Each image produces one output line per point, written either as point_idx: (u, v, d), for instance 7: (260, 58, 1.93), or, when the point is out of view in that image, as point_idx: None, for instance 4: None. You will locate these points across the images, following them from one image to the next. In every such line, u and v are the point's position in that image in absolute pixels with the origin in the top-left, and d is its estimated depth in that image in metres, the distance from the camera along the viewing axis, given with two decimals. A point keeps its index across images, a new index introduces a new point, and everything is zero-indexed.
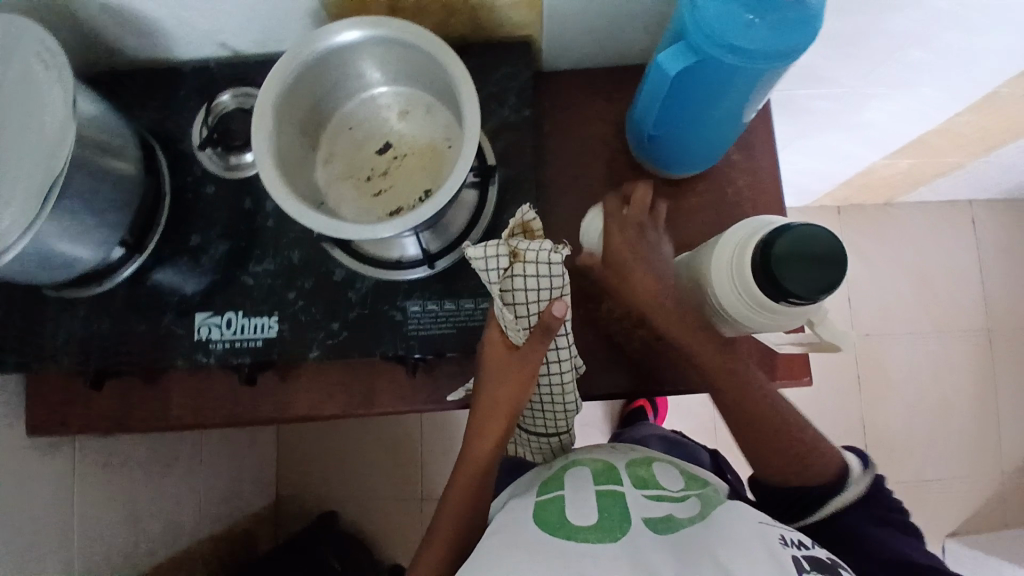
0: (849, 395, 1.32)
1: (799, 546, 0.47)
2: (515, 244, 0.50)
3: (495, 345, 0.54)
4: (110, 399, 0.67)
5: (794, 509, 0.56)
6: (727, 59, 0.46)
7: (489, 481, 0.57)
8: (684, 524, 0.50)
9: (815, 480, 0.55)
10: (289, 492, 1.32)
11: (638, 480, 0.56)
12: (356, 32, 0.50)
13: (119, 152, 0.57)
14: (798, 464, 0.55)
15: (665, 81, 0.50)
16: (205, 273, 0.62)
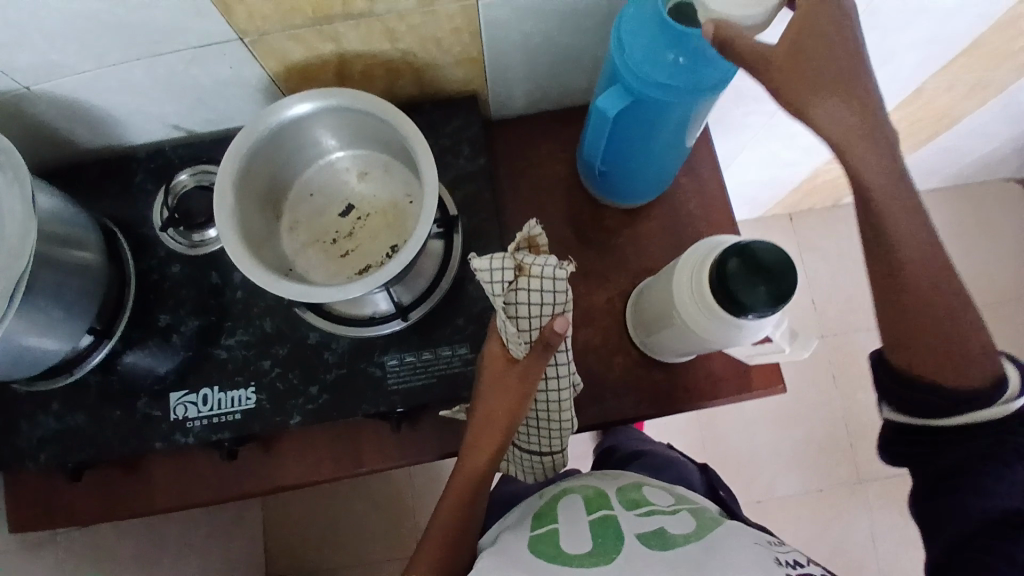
0: (827, 393, 1.35)
1: (794, 565, 0.47)
2: (521, 259, 0.52)
3: (493, 357, 0.54)
4: (87, 494, 0.65)
5: (926, 408, 0.46)
6: (657, 95, 0.50)
7: (477, 505, 0.58)
8: (677, 540, 0.51)
9: (964, 375, 0.44)
10: (282, 568, 1.27)
11: (630, 504, 0.58)
12: (309, 104, 0.52)
13: (78, 241, 0.57)
14: (955, 356, 0.44)
15: (606, 119, 0.53)
16: (177, 352, 0.62)
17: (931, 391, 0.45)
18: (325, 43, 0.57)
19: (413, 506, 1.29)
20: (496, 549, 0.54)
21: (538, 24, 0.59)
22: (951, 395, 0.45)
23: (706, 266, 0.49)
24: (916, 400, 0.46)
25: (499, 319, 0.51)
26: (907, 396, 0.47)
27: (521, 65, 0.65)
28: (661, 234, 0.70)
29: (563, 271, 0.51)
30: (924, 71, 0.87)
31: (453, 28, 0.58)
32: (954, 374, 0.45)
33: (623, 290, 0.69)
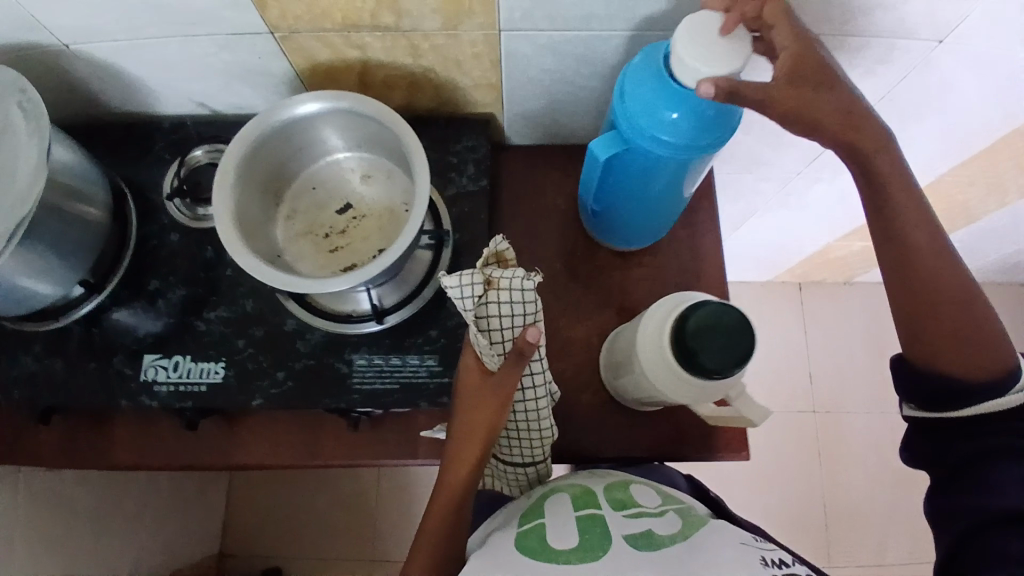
0: (809, 469, 1.32)
1: (778, 565, 0.48)
2: (490, 272, 0.54)
3: (469, 369, 0.54)
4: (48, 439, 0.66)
5: (943, 400, 0.51)
6: (648, 147, 0.51)
7: (464, 515, 0.55)
8: (664, 542, 0.51)
9: (973, 368, 0.50)
10: (236, 547, 1.28)
11: (618, 502, 0.56)
12: (321, 104, 0.55)
13: (87, 197, 0.60)
14: (968, 349, 0.50)
15: (597, 161, 0.54)
16: (161, 317, 0.64)
17: (949, 382, 0.51)
18: (350, 49, 0.60)
19: (375, 509, 1.29)
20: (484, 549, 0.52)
21: (555, 62, 0.61)
22: (969, 387, 0.50)
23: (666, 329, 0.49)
24: (933, 391, 0.51)
25: (470, 333, 0.53)
26: (924, 389, 0.52)
27: (536, 97, 0.66)
28: (651, 280, 0.71)
29: (531, 282, 0.53)
30: (942, 163, 0.86)
31: (474, 53, 0.60)
32: (971, 366, 0.50)
33: (604, 330, 0.69)
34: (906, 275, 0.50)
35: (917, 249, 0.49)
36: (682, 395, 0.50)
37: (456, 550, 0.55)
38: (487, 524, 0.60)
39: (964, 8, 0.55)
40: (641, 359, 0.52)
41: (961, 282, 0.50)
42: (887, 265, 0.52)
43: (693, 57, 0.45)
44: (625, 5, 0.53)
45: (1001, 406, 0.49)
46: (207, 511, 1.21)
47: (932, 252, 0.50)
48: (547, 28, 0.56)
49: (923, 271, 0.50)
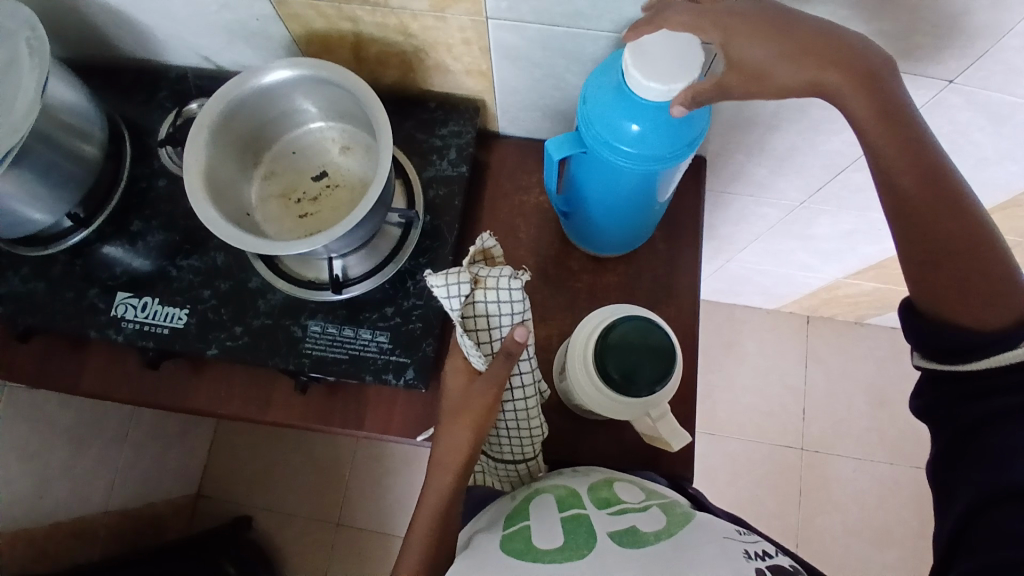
0: (785, 506, 1.29)
1: (762, 559, 0.45)
2: (476, 271, 0.53)
3: (458, 371, 0.56)
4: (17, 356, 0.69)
5: (952, 351, 0.46)
6: (602, 152, 0.51)
7: (446, 523, 0.54)
8: (650, 538, 0.47)
9: (974, 319, 0.45)
10: (211, 489, 1.33)
11: (601, 501, 0.53)
12: (304, 71, 0.57)
13: (86, 134, 0.63)
14: (973, 294, 0.45)
15: (553, 161, 0.54)
16: (140, 257, 0.67)
17: (954, 332, 0.46)
18: (344, 21, 0.61)
19: (347, 474, 1.32)
20: (469, 553, 0.50)
21: (544, 57, 0.60)
22: (976, 336, 0.45)
23: (589, 353, 0.54)
24: (938, 342, 0.47)
25: (457, 333, 0.53)
26: (930, 337, 0.47)
27: (527, 91, 0.66)
28: (619, 289, 0.69)
29: (519, 284, 0.52)
30: None
31: (463, 39, 0.60)
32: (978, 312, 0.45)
33: (563, 333, 0.67)
34: (908, 214, 0.46)
35: (907, 195, 0.46)
36: (617, 413, 0.53)
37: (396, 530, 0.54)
38: (473, 521, 0.58)
39: (973, 50, 0.52)
40: (575, 388, 0.55)
41: (966, 229, 0.46)
42: (887, 208, 0.48)
43: (647, 77, 0.45)
44: (611, 7, 0.52)
45: (1010, 359, 0.43)
46: (187, 450, 1.27)
47: (931, 196, 0.46)
48: (534, 21, 0.55)
49: (922, 213, 0.46)
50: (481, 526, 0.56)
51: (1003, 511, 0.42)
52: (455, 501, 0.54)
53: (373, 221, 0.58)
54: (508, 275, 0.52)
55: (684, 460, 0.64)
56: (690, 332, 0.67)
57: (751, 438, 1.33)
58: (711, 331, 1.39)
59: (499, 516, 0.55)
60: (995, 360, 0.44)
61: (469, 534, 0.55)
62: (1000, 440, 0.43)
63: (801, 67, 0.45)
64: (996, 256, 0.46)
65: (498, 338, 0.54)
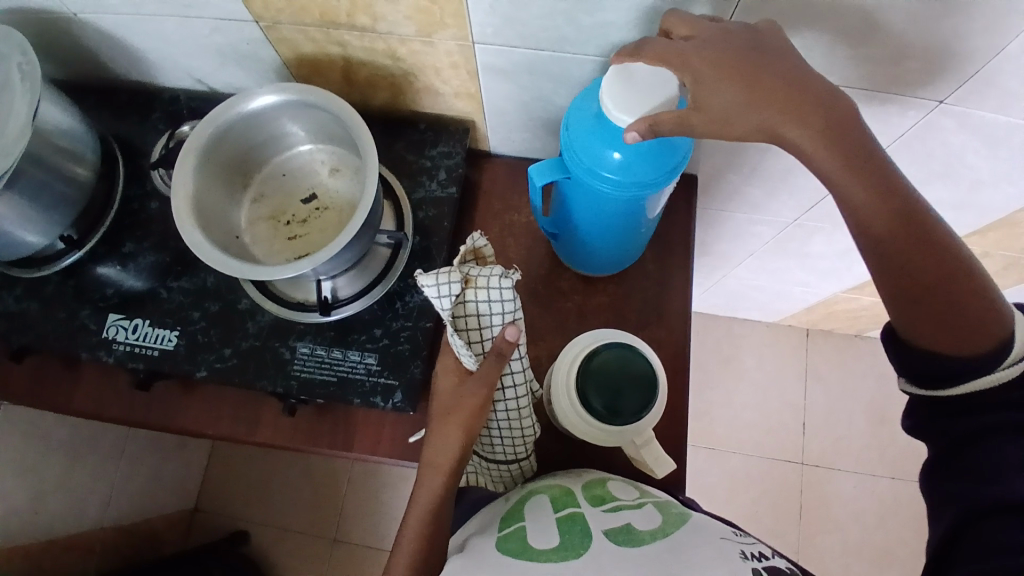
0: (786, 522, 1.27)
1: (759, 559, 0.44)
2: (467, 270, 0.52)
3: (449, 372, 0.56)
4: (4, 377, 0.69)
5: (937, 375, 0.44)
6: (584, 177, 0.51)
7: (434, 549, 0.53)
8: (645, 537, 0.47)
9: (955, 346, 0.43)
10: (207, 504, 1.32)
11: (595, 499, 0.53)
12: (292, 95, 0.58)
13: (79, 156, 0.64)
14: (957, 324, 0.43)
15: (536, 186, 0.55)
16: (132, 278, 0.68)
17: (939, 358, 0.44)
18: (332, 46, 0.61)
19: (345, 490, 1.32)
20: (464, 553, 0.49)
21: (532, 80, 0.60)
22: (961, 362, 0.43)
23: (573, 379, 0.55)
24: (919, 365, 0.45)
25: (448, 333, 0.52)
26: (910, 361, 0.46)
27: (517, 113, 0.66)
28: (610, 309, 0.68)
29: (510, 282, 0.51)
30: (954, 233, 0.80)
31: (451, 63, 0.60)
32: (967, 342, 0.43)
33: (553, 353, 0.67)
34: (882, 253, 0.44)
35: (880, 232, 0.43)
36: (602, 438, 0.54)
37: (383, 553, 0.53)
38: (467, 522, 0.57)
39: (961, 74, 0.52)
40: (559, 416, 0.56)
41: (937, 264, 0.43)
42: (860, 245, 0.45)
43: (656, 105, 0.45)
44: (597, 32, 0.52)
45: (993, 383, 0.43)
46: (184, 464, 1.27)
47: (905, 239, 0.43)
48: (521, 45, 0.55)
49: (893, 248, 0.43)
50: (473, 527, 0.55)
51: (995, 524, 0.41)
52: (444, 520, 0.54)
53: (361, 243, 0.58)
54: (501, 273, 0.51)
55: (674, 483, 0.63)
56: (681, 354, 0.66)
57: (750, 454, 1.32)
58: (710, 345, 1.38)
59: (493, 516, 0.54)
60: (977, 383, 0.43)
61: (463, 535, 0.54)
62: (985, 455, 0.42)
63: (754, 120, 0.44)
64: (979, 288, 0.43)
65: (490, 339, 0.54)
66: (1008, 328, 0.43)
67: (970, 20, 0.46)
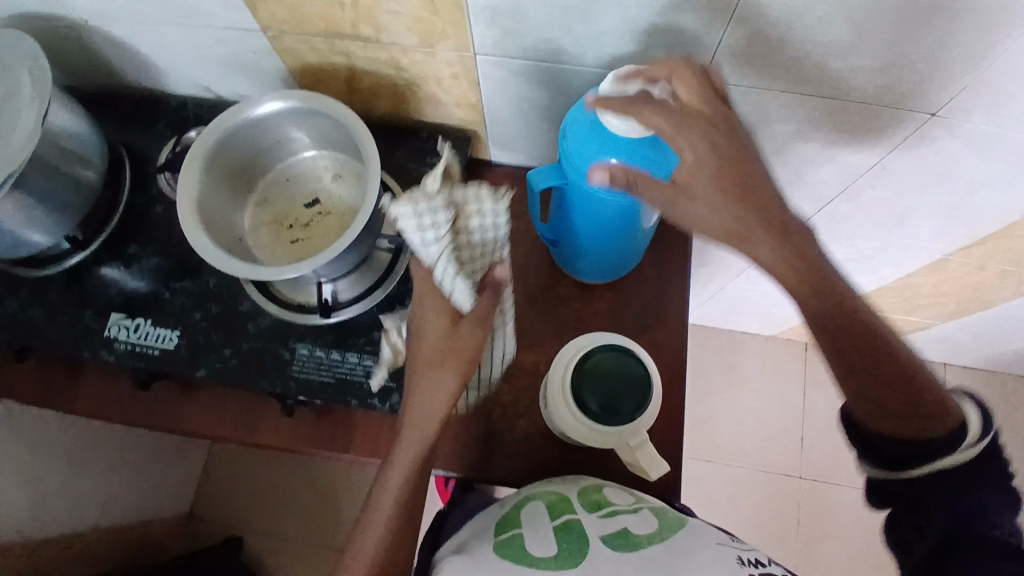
0: (785, 535, 1.27)
1: (757, 565, 0.45)
2: (454, 196, 0.51)
3: (437, 319, 0.52)
4: (7, 375, 0.70)
5: (904, 458, 0.44)
6: (582, 184, 0.52)
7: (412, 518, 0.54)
8: (642, 542, 0.47)
9: (912, 429, 0.44)
10: (204, 510, 1.32)
11: (592, 505, 0.53)
12: (298, 102, 0.59)
13: (86, 160, 0.65)
14: (913, 410, 0.44)
15: (535, 192, 0.57)
16: (136, 279, 0.69)
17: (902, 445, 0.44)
18: (336, 55, 0.63)
19: (342, 497, 1.32)
20: (462, 558, 0.49)
21: (531, 89, 0.62)
22: (923, 447, 0.43)
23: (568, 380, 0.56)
24: (881, 452, 0.45)
25: (446, 268, 0.51)
26: (871, 448, 0.46)
27: (517, 122, 0.68)
28: (606, 316, 0.69)
29: (499, 198, 0.51)
30: (949, 244, 0.81)
31: (452, 72, 0.62)
32: (923, 429, 0.44)
33: (550, 358, 0.68)
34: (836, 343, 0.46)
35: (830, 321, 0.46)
36: (598, 439, 0.55)
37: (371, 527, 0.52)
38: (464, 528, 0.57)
39: (948, 88, 0.53)
40: (555, 418, 0.57)
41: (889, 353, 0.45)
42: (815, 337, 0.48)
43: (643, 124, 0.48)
44: (593, 44, 0.54)
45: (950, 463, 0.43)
46: (181, 469, 1.27)
47: (859, 330, 0.46)
48: (520, 56, 0.57)
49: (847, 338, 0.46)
50: (469, 533, 0.55)
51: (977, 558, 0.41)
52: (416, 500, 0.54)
53: (363, 247, 0.59)
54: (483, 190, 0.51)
55: (670, 488, 0.64)
56: (676, 360, 0.67)
57: (748, 466, 1.31)
58: (709, 357, 1.39)
59: (489, 523, 0.54)
60: (939, 464, 0.43)
61: (458, 540, 0.54)
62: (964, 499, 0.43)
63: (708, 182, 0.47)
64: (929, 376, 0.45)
65: (478, 267, 0.53)
66: (960, 414, 0.44)
67: (955, 35, 0.48)
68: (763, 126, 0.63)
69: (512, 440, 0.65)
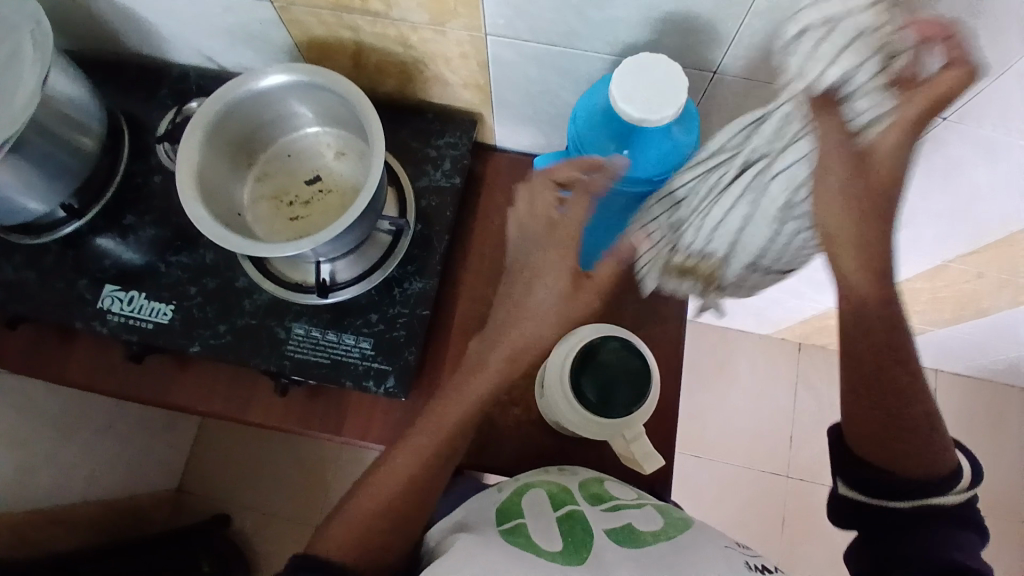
0: (770, 533, 1.28)
1: (763, 571, 0.45)
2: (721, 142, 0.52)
3: (554, 289, 0.54)
4: None
5: (883, 488, 0.53)
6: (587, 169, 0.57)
7: (407, 494, 0.55)
8: (648, 538, 0.48)
9: (918, 469, 0.52)
10: (192, 485, 1.32)
11: (593, 498, 0.53)
12: (303, 76, 0.58)
13: (84, 127, 0.64)
14: (910, 449, 0.52)
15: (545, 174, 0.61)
16: (131, 250, 0.68)
17: (866, 469, 0.54)
18: (344, 30, 0.61)
19: (330, 479, 1.31)
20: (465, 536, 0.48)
21: (540, 74, 0.61)
22: (915, 482, 0.52)
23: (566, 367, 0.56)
24: (876, 484, 0.53)
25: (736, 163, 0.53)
26: (867, 482, 0.53)
27: (524, 107, 0.67)
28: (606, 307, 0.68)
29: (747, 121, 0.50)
30: (949, 250, 0.81)
31: (462, 53, 0.61)
32: (917, 465, 0.52)
33: None
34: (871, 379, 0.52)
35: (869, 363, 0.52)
36: (591, 428, 0.55)
37: (364, 508, 0.54)
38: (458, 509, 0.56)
39: (962, 92, 0.53)
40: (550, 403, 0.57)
41: (915, 399, 0.53)
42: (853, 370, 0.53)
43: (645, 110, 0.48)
44: (607, 29, 0.53)
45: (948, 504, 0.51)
46: (171, 444, 1.26)
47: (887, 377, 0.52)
48: (532, 39, 0.56)
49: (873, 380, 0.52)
50: (466, 511, 0.54)
51: None
52: (416, 482, 0.55)
53: (364, 226, 0.58)
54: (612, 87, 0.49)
55: (662, 482, 0.64)
56: (674, 355, 0.67)
57: (737, 463, 1.32)
58: (703, 354, 1.39)
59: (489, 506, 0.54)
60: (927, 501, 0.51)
61: (456, 519, 0.54)
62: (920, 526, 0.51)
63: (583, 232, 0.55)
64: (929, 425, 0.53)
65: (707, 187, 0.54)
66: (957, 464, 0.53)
67: (974, 39, 0.47)
68: None
69: (506, 428, 0.64)
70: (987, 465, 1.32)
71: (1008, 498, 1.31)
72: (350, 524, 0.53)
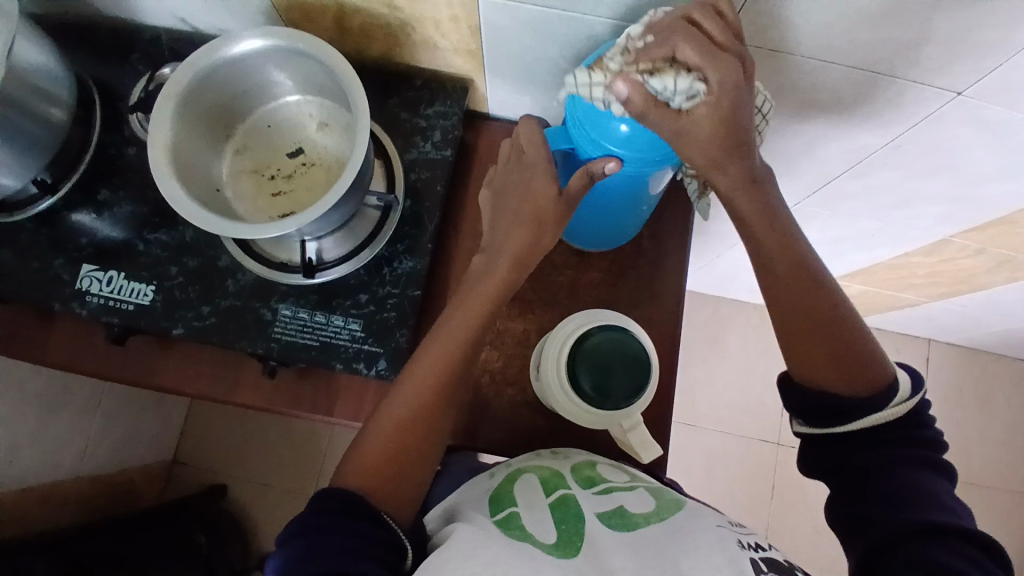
0: (760, 500, 1.30)
1: (757, 549, 0.45)
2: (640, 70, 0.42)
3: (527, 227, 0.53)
4: None
5: (827, 416, 0.50)
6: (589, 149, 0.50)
7: (423, 428, 0.50)
8: (640, 523, 0.47)
9: (863, 387, 0.49)
10: (186, 457, 1.32)
11: (586, 481, 0.52)
12: (282, 41, 0.54)
13: (54, 98, 0.59)
14: (854, 367, 0.49)
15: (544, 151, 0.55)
16: (108, 227, 0.64)
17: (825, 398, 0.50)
18: None
19: (324, 452, 1.31)
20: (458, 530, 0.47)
21: (536, 39, 0.57)
22: (865, 400, 0.49)
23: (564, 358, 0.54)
24: (820, 405, 0.50)
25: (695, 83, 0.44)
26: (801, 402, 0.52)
27: (519, 74, 0.63)
28: (603, 286, 0.66)
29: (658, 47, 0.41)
30: (952, 227, 0.79)
31: (452, 16, 0.56)
32: (855, 383, 0.49)
33: (542, 328, 0.65)
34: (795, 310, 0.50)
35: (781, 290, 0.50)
36: (590, 419, 0.54)
37: (386, 439, 0.49)
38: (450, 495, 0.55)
39: (983, 67, 0.49)
40: (547, 393, 0.55)
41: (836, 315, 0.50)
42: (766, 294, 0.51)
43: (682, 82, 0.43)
44: None
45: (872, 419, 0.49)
46: (164, 417, 1.25)
47: (810, 298, 0.50)
48: (527, 2, 0.52)
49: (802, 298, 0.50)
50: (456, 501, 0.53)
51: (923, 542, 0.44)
52: (430, 406, 0.50)
53: (350, 204, 0.55)
54: (687, 72, 0.41)
55: (657, 465, 0.63)
56: (671, 335, 0.65)
57: (729, 433, 1.33)
58: (698, 325, 1.38)
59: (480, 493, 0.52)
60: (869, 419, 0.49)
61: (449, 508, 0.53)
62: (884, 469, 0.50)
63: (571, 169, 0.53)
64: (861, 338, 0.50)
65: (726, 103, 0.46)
66: (888, 374, 0.50)
67: (1000, 9, 0.44)
68: (780, 93, 0.58)
69: (500, 410, 0.63)
70: (975, 435, 1.34)
71: (994, 466, 1.33)
72: (367, 453, 0.48)
